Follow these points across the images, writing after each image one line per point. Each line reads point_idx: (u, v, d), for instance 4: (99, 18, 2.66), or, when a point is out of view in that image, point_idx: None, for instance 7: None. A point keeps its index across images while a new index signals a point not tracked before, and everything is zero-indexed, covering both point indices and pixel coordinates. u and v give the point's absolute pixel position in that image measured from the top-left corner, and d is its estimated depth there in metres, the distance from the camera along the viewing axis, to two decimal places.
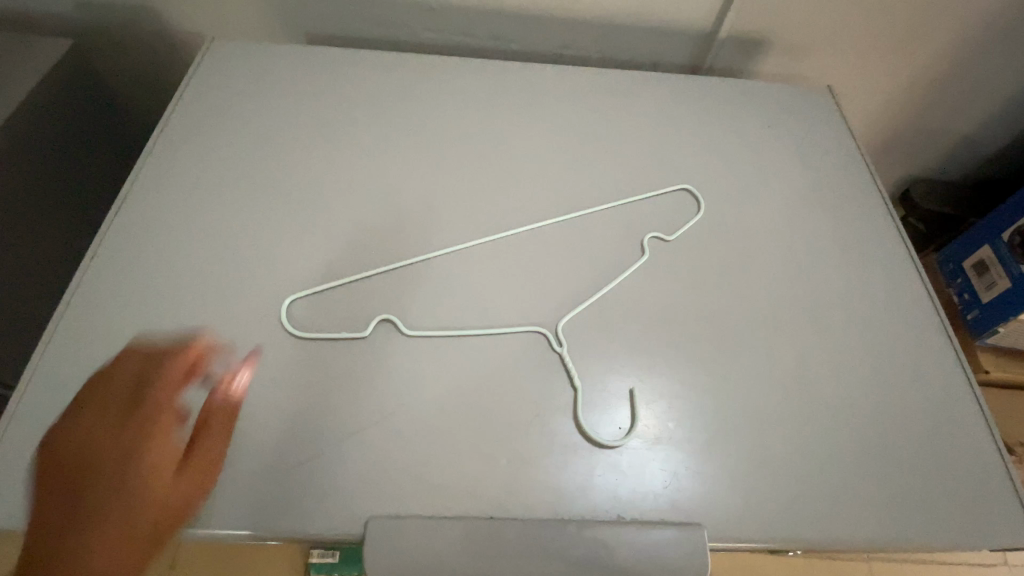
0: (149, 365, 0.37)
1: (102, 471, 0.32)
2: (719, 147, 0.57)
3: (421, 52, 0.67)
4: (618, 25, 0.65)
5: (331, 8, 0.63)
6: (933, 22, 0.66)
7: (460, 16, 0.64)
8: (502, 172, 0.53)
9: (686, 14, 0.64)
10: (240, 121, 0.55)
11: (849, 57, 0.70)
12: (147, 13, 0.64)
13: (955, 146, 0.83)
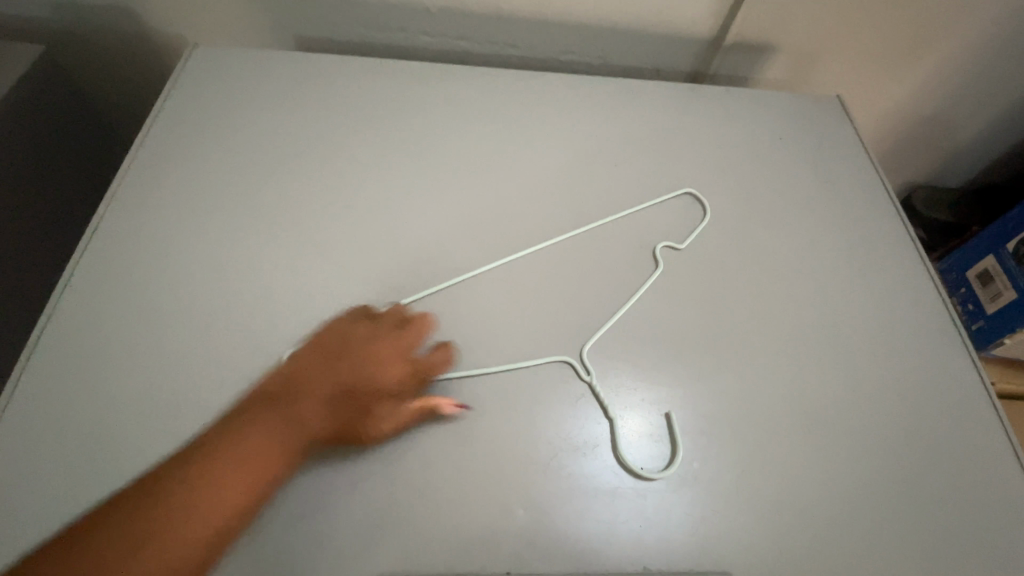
0: (386, 369, 0.38)
1: (269, 421, 0.35)
2: (730, 159, 0.55)
3: (415, 58, 0.65)
4: (621, 31, 0.63)
5: (321, 12, 0.60)
6: (940, 30, 0.64)
7: (456, 20, 0.61)
8: (507, 186, 0.51)
9: (694, 18, 0.62)
10: (227, 132, 0.51)
11: (855, 65, 0.68)
12: (124, 17, 0.61)
13: (958, 155, 0.82)
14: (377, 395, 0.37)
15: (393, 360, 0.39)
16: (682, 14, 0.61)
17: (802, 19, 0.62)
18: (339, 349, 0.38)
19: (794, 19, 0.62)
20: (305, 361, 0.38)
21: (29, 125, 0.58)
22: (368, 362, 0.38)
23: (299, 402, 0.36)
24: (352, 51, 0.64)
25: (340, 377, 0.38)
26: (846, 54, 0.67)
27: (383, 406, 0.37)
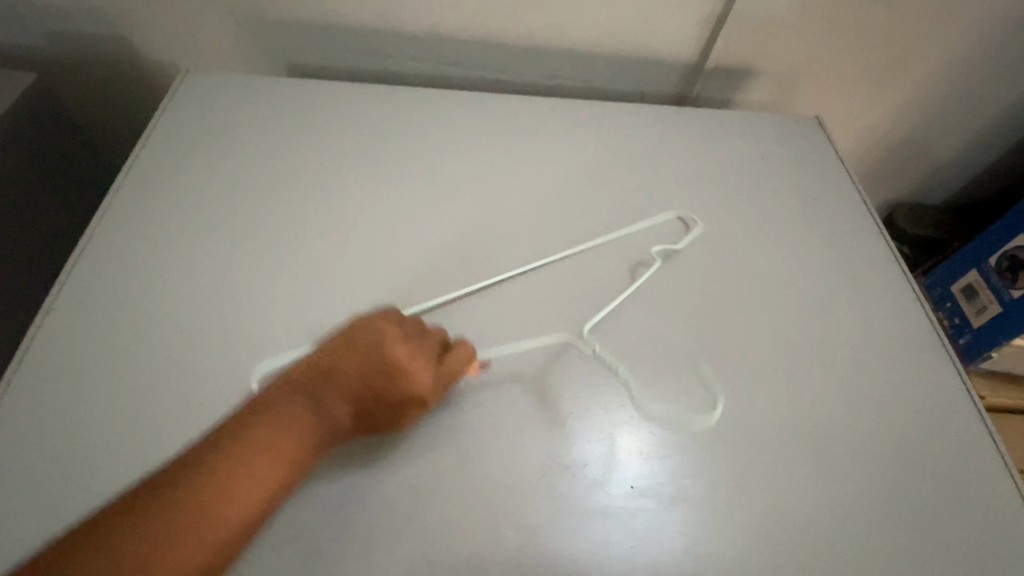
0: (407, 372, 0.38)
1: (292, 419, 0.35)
2: (715, 177, 0.56)
3: (404, 82, 0.66)
4: (607, 55, 0.65)
5: (313, 38, 0.61)
6: (913, 52, 0.67)
7: (445, 45, 0.63)
8: (495, 206, 0.52)
9: (676, 42, 0.64)
10: (218, 154, 0.52)
11: (833, 86, 0.70)
12: (118, 43, 0.62)
13: (938, 173, 0.84)
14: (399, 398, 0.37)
15: (416, 364, 0.38)
16: (666, 38, 0.63)
17: (781, 42, 0.64)
18: (358, 350, 0.38)
19: (773, 42, 0.64)
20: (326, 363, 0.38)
21: (20, 149, 0.58)
22: (397, 370, 0.38)
23: (321, 403, 0.36)
24: (340, 77, 0.65)
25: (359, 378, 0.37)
26: (824, 77, 0.69)
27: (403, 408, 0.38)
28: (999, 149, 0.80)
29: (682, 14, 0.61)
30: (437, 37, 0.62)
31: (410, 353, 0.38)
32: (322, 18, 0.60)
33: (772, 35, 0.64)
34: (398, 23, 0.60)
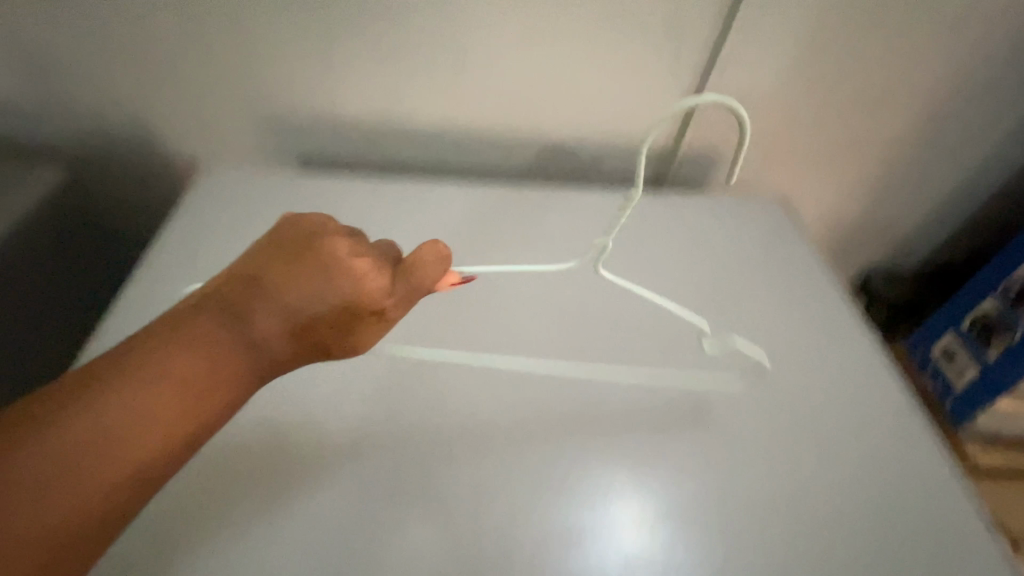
0: (363, 284, 0.37)
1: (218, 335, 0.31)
2: (686, 256, 0.61)
3: (405, 172, 0.72)
4: (588, 145, 0.71)
5: (323, 137, 0.68)
6: (864, 138, 0.74)
7: (442, 141, 0.69)
8: (483, 285, 0.55)
9: (648, 134, 0.71)
10: (222, 249, 0.56)
11: (795, 168, 0.77)
12: (147, 143, 0.68)
13: (905, 242, 0.90)
14: (356, 312, 0.36)
15: (373, 274, 0.37)
16: (646, 125, 0.70)
17: (742, 131, 0.71)
18: (302, 260, 0.36)
19: (736, 132, 0.72)
20: (263, 274, 0.35)
21: (47, 242, 0.63)
22: (353, 280, 0.36)
23: (255, 318, 0.33)
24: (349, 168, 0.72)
25: (305, 293, 0.35)
26: (793, 161, 0.75)
27: (361, 324, 0.37)
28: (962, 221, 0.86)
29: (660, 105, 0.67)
30: (439, 127, 0.68)
31: (363, 262, 0.37)
32: (331, 121, 0.67)
33: (734, 127, 0.71)
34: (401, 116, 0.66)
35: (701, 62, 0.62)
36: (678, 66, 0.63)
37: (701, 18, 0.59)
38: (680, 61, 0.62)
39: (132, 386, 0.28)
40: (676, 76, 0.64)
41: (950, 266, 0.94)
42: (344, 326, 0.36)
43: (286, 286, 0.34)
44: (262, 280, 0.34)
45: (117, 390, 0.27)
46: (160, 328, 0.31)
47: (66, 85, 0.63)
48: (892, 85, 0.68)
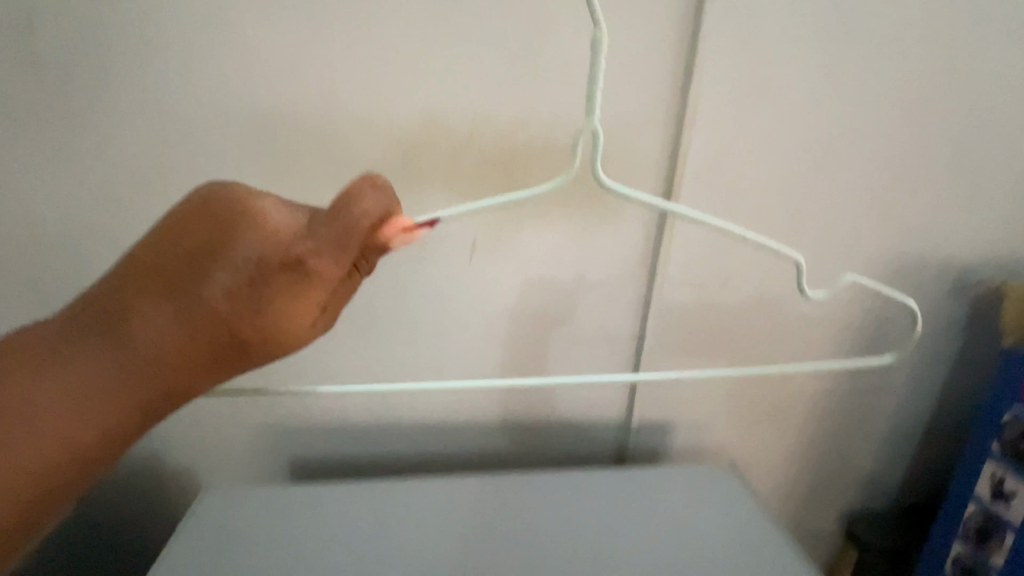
0: (285, 239, 0.40)
1: (169, 287, 0.40)
2: (646, 526, 0.74)
3: (424, 435, 0.93)
4: (562, 423, 0.95)
5: (351, 436, 0.92)
6: (775, 410, 0.95)
7: (447, 427, 0.93)
8: (489, 560, 0.68)
9: (606, 412, 0.94)
10: (245, 550, 0.69)
11: (733, 430, 0.97)
12: (193, 473, 0.91)
13: (864, 485, 1.01)
14: (272, 266, 0.40)
15: (293, 224, 0.41)
16: (601, 406, 0.94)
17: (684, 402, 0.94)
18: (214, 216, 0.40)
19: (674, 404, 0.94)
20: (184, 229, 0.41)
21: None
22: (272, 237, 0.40)
23: (183, 253, 0.40)
24: (377, 451, 0.94)
25: (230, 259, 0.39)
26: (732, 420, 0.96)
27: (290, 276, 0.40)
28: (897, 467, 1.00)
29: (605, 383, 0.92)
30: (449, 412, 0.92)
31: (288, 222, 0.41)
32: (359, 424, 0.91)
33: (672, 400, 0.93)
34: (419, 406, 0.91)
35: (628, 366, 0.87)
36: (610, 367, 0.87)
37: (629, 294, 0.83)
38: (613, 362, 0.87)
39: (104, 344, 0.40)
40: (611, 370, 0.88)
41: (913, 505, 1.02)
42: (267, 281, 0.40)
43: (210, 255, 0.40)
44: (187, 231, 0.41)
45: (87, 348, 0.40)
46: (128, 273, 0.41)
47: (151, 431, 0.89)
48: (785, 365, 0.91)
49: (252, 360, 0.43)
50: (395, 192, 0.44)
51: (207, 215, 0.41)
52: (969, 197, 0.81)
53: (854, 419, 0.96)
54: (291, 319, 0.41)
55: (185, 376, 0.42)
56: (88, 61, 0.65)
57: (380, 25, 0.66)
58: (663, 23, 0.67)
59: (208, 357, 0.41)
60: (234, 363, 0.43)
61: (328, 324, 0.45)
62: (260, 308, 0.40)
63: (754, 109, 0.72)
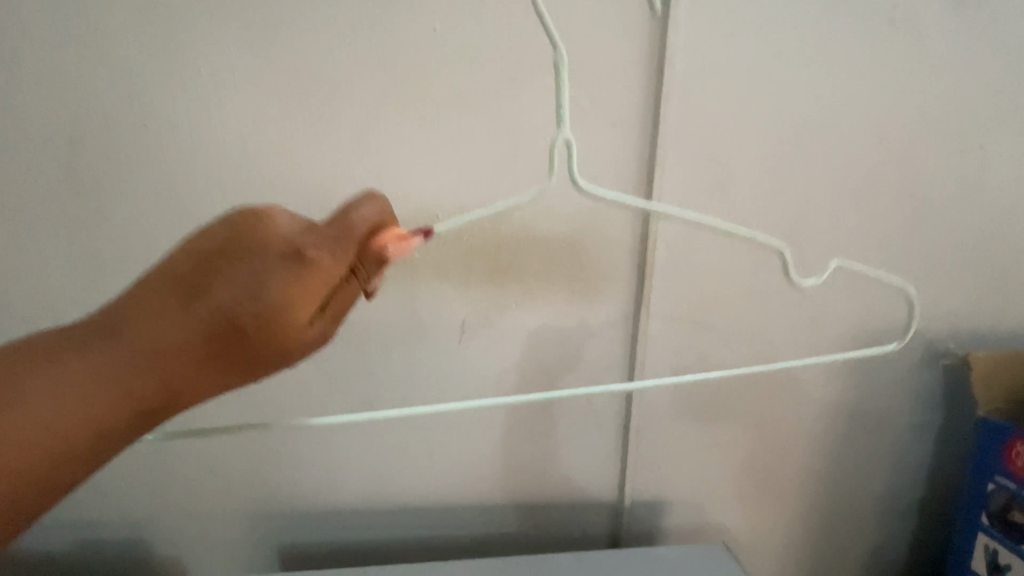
0: (291, 237, 0.39)
1: (180, 290, 0.38)
2: None
3: (416, 510, 0.90)
4: (557, 501, 0.92)
5: (341, 515, 0.89)
6: (771, 488, 0.93)
7: (439, 506, 0.90)
8: None
9: (599, 491, 0.91)
10: None
11: (730, 509, 0.95)
12: (183, 555, 0.89)
13: (869, 566, 0.99)
14: (280, 262, 0.38)
15: (298, 226, 0.40)
16: (595, 485, 0.91)
17: (677, 480, 0.92)
18: (221, 224, 0.39)
19: (668, 482, 0.92)
20: (192, 238, 0.39)
21: None
22: (278, 236, 0.39)
23: (192, 257, 0.38)
24: (367, 526, 0.91)
25: (239, 258, 0.38)
26: (728, 498, 0.94)
27: (299, 272, 0.39)
28: (901, 544, 0.97)
29: (596, 462, 0.90)
30: (439, 489, 0.89)
31: (292, 223, 0.40)
32: (349, 503, 0.89)
33: (665, 479, 0.92)
34: (408, 482, 0.89)
35: (617, 441, 0.88)
36: (599, 441, 0.88)
37: (611, 367, 0.83)
38: (602, 437, 0.88)
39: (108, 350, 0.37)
40: (601, 444, 0.89)
41: None
42: (276, 275, 0.38)
43: (220, 255, 0.38)
44: (194, 239, 0.39)
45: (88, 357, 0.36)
46: (135, 285, 0.39)
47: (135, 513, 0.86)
48: (775, 440, 0.90)
49: (253, 363, 0.39)
50: (388, 202, 0.46)
51: (215, 223, 0.39)
52: (937, 275, 0.83)
53: (849, 500, 0.94)
54: (291, 311, 0.38)
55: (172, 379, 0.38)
56: (88, 149, 0.68)
57: (348, 101, 0.69)
58: (628, 122, 0.71)
59: (200, 356, 0.38)
60: (227, 366, 0.39)
61: (329, 328, 0.43)
62: (266, 304, 0.38)
63: (720, 200, 0.75)
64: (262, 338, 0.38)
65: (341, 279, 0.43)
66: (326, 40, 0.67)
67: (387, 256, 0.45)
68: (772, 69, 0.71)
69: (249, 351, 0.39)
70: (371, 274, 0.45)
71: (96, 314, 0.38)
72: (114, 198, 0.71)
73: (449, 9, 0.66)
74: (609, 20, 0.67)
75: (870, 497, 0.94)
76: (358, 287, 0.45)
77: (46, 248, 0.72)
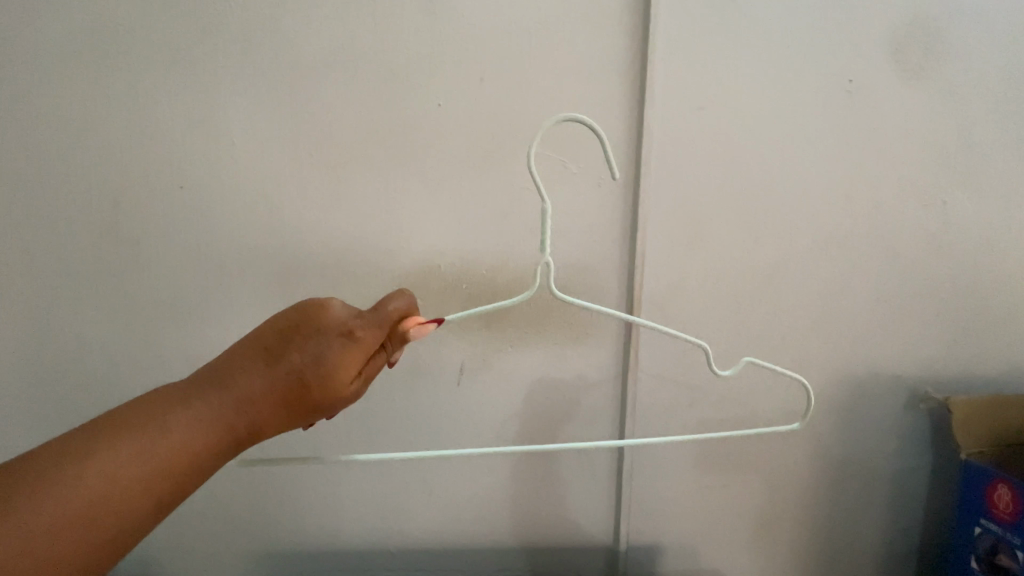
0: (346, 323, 0.48)
1: (267, 354, 0.47)
2: None
3: (417, 551, 0.92)
4: (555, 544, 0.93)
5: (346, 555, 0.92)
6: (765, 531, 0.95)
7: (440, 546, 0.92)
8: None
9: (596, 534, 0.93)
10: None
11: (726, 552, 0.96)
12: None
13: None
14: (338, 341, 0.48)
15: (349, 314, 0.49)
16: (592, 527, 0.93)
17: (672, 523, 0.94)
18: (295, 310, 0.48)
19: (663, 525, 0.93)
20: (273, 320, 0.48)
21: None
22: (336, 322, 0.48)
23: (275, 334, 0.48)
24: (370, 566, 0.93)
25: (310, 335, 0.47)
26: (723, 541, 0.95)
27: (349, 349, 0.48)
28: None
29: (592, 504, 0.92)
30: (438, 530, 0.92)
31: (346, 311, 0.49)
32: (354, 543, 0.92)
33: (660, 523, 0.93)
34: (410, 522, 0.91)
35: (611, 483, 0.91)
36: (594, 483, 0.91)
37: (603, 410, 0.87)
38: (597, 479, 0.91)
39: (209, 398, 0.45)
40: (596, 487, 0.91)
41: None
42: (335, 350, 0.47)
43: (297, 331, 0.47)
44: (275, 320, 0.48)
45: (192, 404, 0.45)
46: (229, 351, 0.48)
47: (150, 552, 0.90)
48: (766, 483, 0.92)
49: (311, 413, 0.48)
50: (414, 294, 0.54)
51: (291, 308, 0.49)
52: (914, 321, 0.86)
53: (843, 542, 0.95)
54: (340, 379, 0.48)
55: (241, 429, 0.46)
56: (126, 210, 0.76)
57: (357, 167, 0.76)
58: (611, 183, 0.78)
59: (268, 410, 0.47)
60: (286, 416, 0.48)
61: (363, 388, 0.51)
62: (323, 372, 0.47)
63: (698, 252, 0.81)
64: (320, 397, 0.47)
65: (373, 354, 0.52)
66: (336, 112, 0.74)
67: (406, 337, 0.53)
68: (738, 136, 0.77)
69: (310, 405, 0.48)
70: (395, 350, 0.54)
71: (196, 373, 0.47)
72: (149, 253, 0.78)
73: (443, 86, 0.74)
74: (588, 94, 0.74)
75: (864, 541, 0.95)
76: (384, 359, 0.53)
77: (86, 300, 0.80)
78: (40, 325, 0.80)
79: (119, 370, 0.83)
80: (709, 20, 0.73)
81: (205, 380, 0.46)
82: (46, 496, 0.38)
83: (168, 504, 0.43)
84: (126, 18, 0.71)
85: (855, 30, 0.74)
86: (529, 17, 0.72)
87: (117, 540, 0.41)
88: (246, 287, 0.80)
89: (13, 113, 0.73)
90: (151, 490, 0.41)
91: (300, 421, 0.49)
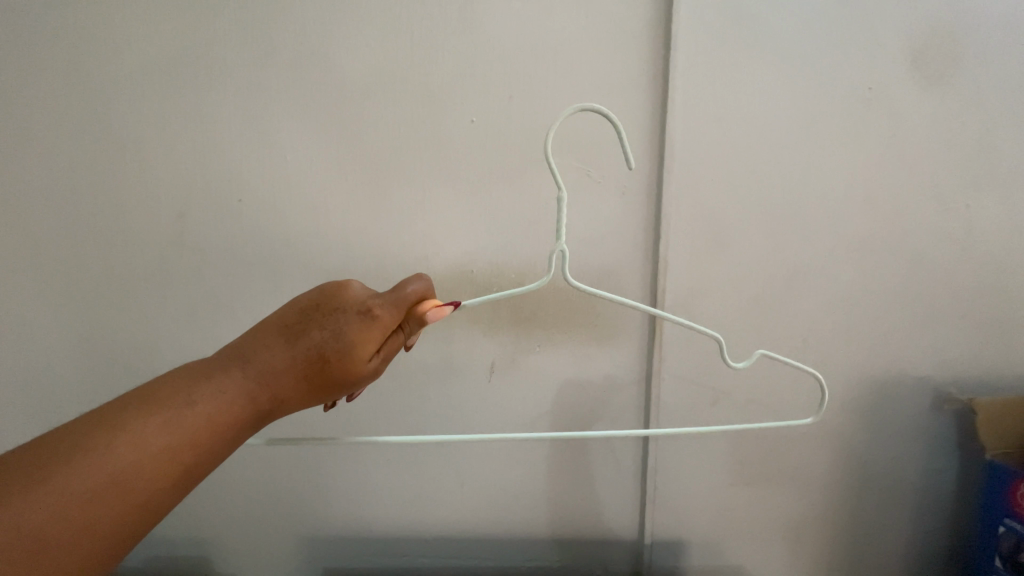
0: (363, 302, 0.49)
1: (289, 330, 0.48)
2: None
3: (442, 541, 0.93)
4: (579, 538, 0.93)
5: (375, 544, 0.93)
6: (793, 529, 0.94)
7: (465, 538, 0.93)
8: None
9: (620, 530, 0.93)
10: None
11: (753, 550, 0.95)
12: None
13: None
14: (358, 319, 0.49)
15: (369, 294, 0.51)
16: (616, 522, 0.93)
17: (698, 518, 0.93)
18: (317, 292, 0.50)
19: (689, 521, 0.93)
20: (295, 300, 0.50)
21: None
22: (355, 302, 0.49)
23: (298, 313, 0.49)
24: (396, 556, 0.94)
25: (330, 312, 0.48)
26: (750, 538, 0.94)
27: (369, 328, 0.49)
28: None
29: (617, 499, 0.92)
30: (462, 521, 0.93)
31: (366, 292, 0.51)
32: (381, 533, 0.93)
33: (685, 519, 0.93)
34: (434, 513, 0.92)
35: (635, 479, 0.91)
36: (618, 479, 0.91)
37: (626, 408, 0.87)
38: (621, 475, 0.91)
39: (235, 373, 0.47)
40: (620, 482, 0.91)
41: None
42: (355, 328, 0.48)
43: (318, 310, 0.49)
44: (297, 302, 0.50)
45: (219, 379, 0.46)
46: (252, 329, 0.49)
47: (186, 536, 0.93)
48: (793, 481, 0.91)
49: (331, 387, 0.49)
50: (432, 279, 0.55)
51: (314, 290, 0.50)
52: (941, 322, 0.84)
53: (873, 542, 0.94)
54: (359, 356, 0.48)
55: (264, 402, 0.47)
56: (163, 212, 0.79)
57: (380, 170, 0.77)
58: (634, 188, 0.78)
59: (290, 383, 0.48)
60: (305, 392, 0.49)
61: (382, 367, 0.52)
62: (342, 349, 0.48)
63: (722, 252, 0.81)
64: (340, 373, 0.48)
65: (391, 333, 0.52)
66: (359, 118, 0.75)
67: (426, 318, 0.53)
68: (758, 144, 0.76)
69: (330, 379, 0.48)
70: (414, 332, 0.54)
71: (223, 351, 0.48)
72: (184, 253, 0.80)
73: (466, 97, 0.75)
74: (610, 101, 0.74)
75: (893, 540, 0.94)
76: (403, 340, 0.53)
77: (126, 297, 0.82)
78: (80, 324, 0.83)
79: (154, 369, 0.85)
80: (723, 31, 0.73)
81: (232, 357, 0.48)
82: (83, 461, 0.40)
83: (197, 474, 0.45)
84: (162, 31, 0.73)
85: (875, 37, 0.73)
86: (546, 29, 0.72)
87: (152, 508, 0.42)
88: (276, 285, 0.81)
89: (53, 125, 0.76)
90: (181, 458, 0.43)
91: (321, 398, 0.50)
